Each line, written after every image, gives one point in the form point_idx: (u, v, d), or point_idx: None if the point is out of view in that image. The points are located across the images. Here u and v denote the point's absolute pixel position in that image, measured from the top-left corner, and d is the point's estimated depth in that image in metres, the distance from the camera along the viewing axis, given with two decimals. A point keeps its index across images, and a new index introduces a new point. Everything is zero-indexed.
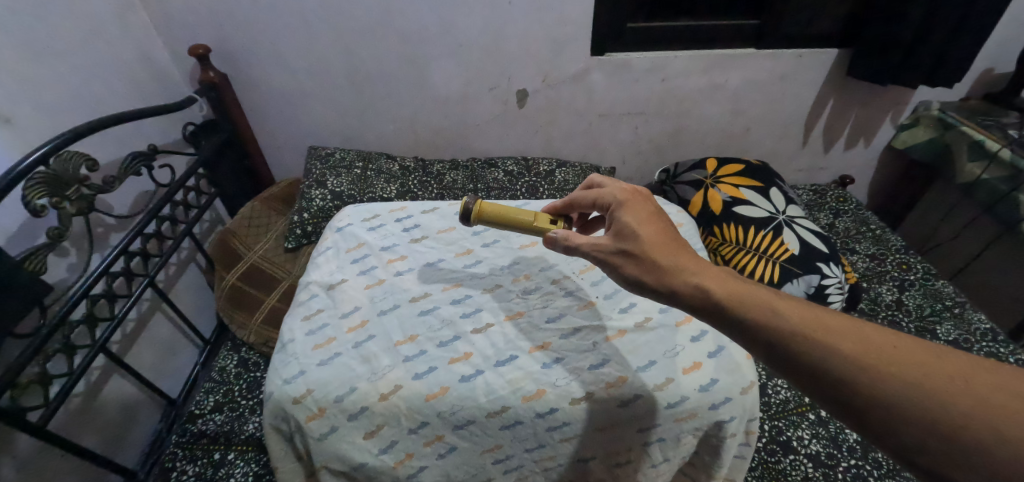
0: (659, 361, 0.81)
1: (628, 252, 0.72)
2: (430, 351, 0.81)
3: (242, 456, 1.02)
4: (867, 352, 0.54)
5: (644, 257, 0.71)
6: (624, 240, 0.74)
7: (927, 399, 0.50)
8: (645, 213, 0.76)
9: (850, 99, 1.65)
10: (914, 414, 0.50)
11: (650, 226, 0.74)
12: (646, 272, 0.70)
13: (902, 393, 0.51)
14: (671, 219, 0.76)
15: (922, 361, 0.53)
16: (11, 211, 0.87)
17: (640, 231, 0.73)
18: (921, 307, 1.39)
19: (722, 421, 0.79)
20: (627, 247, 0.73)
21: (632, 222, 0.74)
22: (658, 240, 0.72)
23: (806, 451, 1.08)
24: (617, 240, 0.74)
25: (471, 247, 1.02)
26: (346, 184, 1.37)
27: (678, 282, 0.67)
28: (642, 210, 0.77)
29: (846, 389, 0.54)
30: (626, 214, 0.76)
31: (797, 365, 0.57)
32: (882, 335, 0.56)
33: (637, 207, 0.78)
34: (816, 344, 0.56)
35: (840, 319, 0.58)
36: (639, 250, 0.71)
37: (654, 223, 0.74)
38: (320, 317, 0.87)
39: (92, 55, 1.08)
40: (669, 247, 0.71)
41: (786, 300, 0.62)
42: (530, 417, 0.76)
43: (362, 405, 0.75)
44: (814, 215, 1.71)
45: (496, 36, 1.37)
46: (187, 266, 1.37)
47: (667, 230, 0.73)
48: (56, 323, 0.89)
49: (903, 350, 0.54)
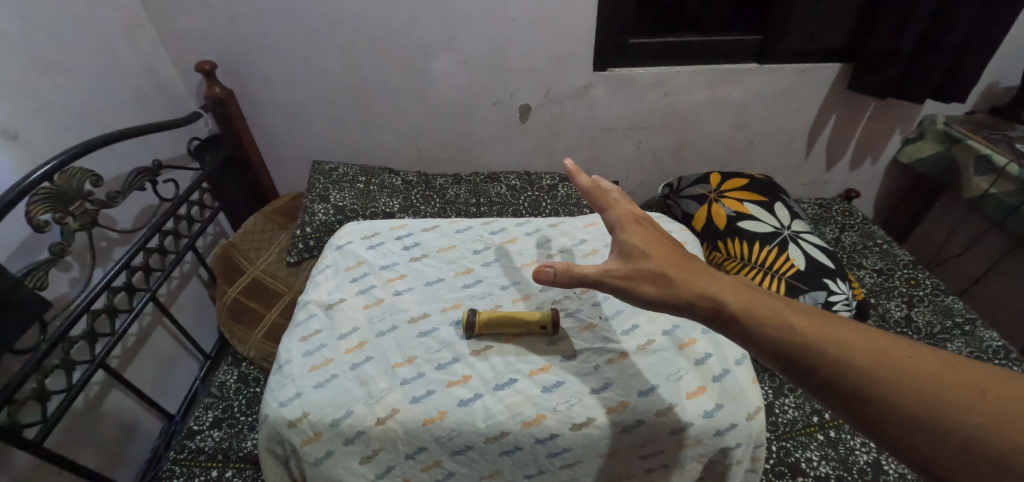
0: (662, 385, 0.79)
1: (636, 269, 0.71)
2: (428, 374, 0.80)
3: (239, 474, 1.00)
4: (880, 362, 0.53)
5: (657, 275, 0.69)
6: (631, 258, 0.72)
7: (940, 410, 0.49)
8: (649, 233, 0.75)
9: (856, 113, 1.64)
10: (928, 425, 0.49)
11: (657, 246, 0.73)
12: (657, 291, 0.69)
13: (915, 405, 0.50)
14: (674, 240, 0.75)
15: (937, 372, 0.51)
16: (15, 227, 0.88)
17: (648, 250, 0.72)
18: (931, 325, 1.37)
19: (728, 448, 0.77)
20: (635, 264, 0.71)
21: (638, 241, 0.73)
22: (666, 258, 0.71)
23: (815, 473, 1.05)
24: (623, 260, 0.72)
25: (472, 266, 1.01)
26: (348, 199, 1.37)
27: (690, 298, 0.66)
28: (642, 229, 0.76)
29: (859, 401, 0.52)
30: (630, 234, 0.75)
31: (810, 376, 0.56)
32: (896, 346, 0.54)
33: (636, 225, 0.77)
34: (829, 354, 0.55)
35: (855, 330, 0.56)
36: (648, 268, 0.70)
37: (657, 242, 0.74)
38: (318, 337, 0.86)
39: (100, 71, 1.10)
40: (677, 265, 0.70)
41: (798, 310, 0.61)
42: (530, 443, 0.75)
43: (358, 429, 0.74)
44: (819, 230, 1.70)
45: (497, 52, 1.38)
46: (190, 280, 1.37)
47: (672, 248, 0.73)
48: (56, 339, 0.89)
49: (916, 360, 0.52)
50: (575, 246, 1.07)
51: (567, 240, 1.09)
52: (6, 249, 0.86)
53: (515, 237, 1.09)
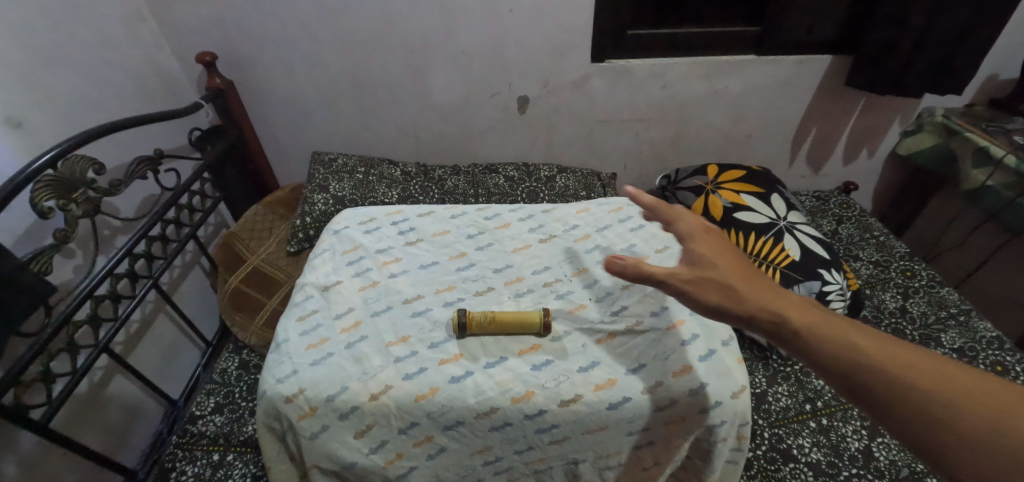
0: (649, 364, 0.81)
1: (704, 278, 0.69)
2: (421, 352, 0.82)
3: (240, 457, 1.02)
4: (953, 390, 0.53)
5: (723, 284, 0.68)
6: (700, 267, 0.70)
7: (1014, 444, 0.49)
8: (717, 244, 0.73)
9: (854, 105, 1.64)
10: (1001, 458, 0.49)
11: (725, 256, 0.71)
12: (724, 300, 0.67)
13: (988, 437, 0.50)
14: (741, 249, 0.73)
15: (1014, 406, 0.51)
16: (20, 213, 0.90)
17: (718, 261, 0.70)
18: (925, 315, 1.38)
19: (713, 425, 0.78)
20: (703, 273, 0.69)
21: (708, 251, 0.71)
22: (734, 270, 0.69)
23: (806, 459, 1.07)
24: (690, 267, 0.71)
25: (466, 250, 1.03)
26: (348, 189, 1.39)
27: (757, 310, 0.65)
28: (711, 238, 0.74)
29: (928, 425, 0.52)
30: (700, 245, 0.72)
31: (874, 396, 0.55)
32: (970, 375, 0.54)
33: (704, 232, 0.75)
34: (900, 375, 0.55)
35: (927, 356, 0.56)
36: (715, 278, 0.69)
37: (725, 253, 0.72)
38: (314, 318, 0.88)
39: (102, 61, 1.11)
40: (745, 277, 0.69)
41: (866, 330, 0.60)
42: (519, 419, 0.77)
43: (352, 404, 0.76)
44: (816, 222, 1.71)
45: (496, 43, 1.39)
46: (191, 269, 1.39)
47: (740, 261, 0.71)
48: (61, 322, 0.91)
49: (991, 392, 0.52)
50: (567, 232, 1.09)
51: (560, 226, 1.10)
52: (12, 235, 0.88)
53: (509, 222, 1.11)
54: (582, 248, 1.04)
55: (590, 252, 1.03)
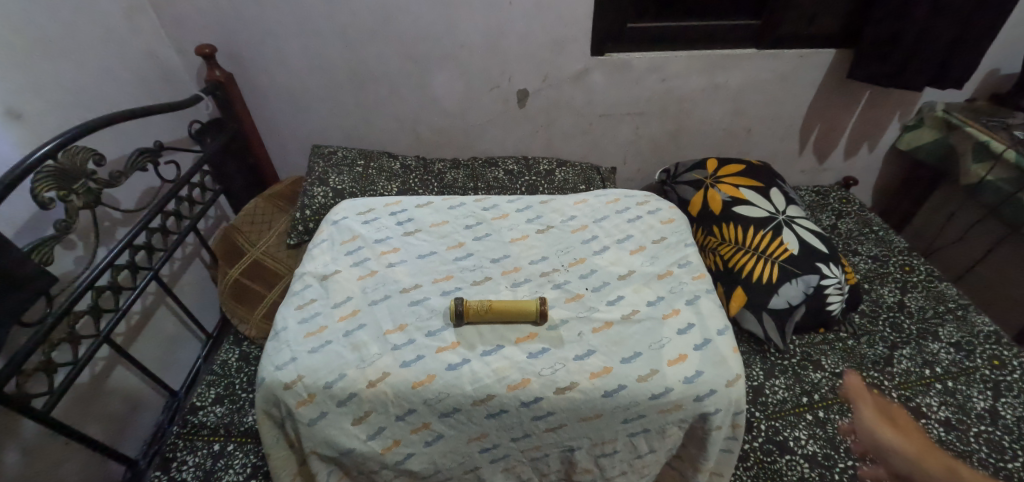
0: (645, 352, 0.82)
1: (886, 447, 0.79)
2: (418, 340, 0.83)
3: (241, 447, 1.03)
4: None
5: (896, 442, 0.78)
6: (897, 436, 0.79)
7: None
8: (883, 406, 0.85)
9: (854, 100, 1.64)
10: None
11: (914, 437, 0.78)
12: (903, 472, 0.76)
13: None
14: (917, 427, 0.81)
15: None
16: (21, 203, 0.90)
17: (888, 419, 0.83)
18: (923, 309, 1.38)
19: (707, 413, 0.79)
20: (887, 442, 0.79)
21: (884, 408, 0.85)
22: (918, 443, 0.77)
23: (803, 451, 1.07)
24: (889, 423, 0.82)
25: (464, 241, 1.03)
26: (348, 182, 1.39)
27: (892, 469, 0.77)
28: (885, 406, 0.85)
29: None
30: (882, 406, 0.85)
31: None
32: None
33: (889, 413, 0.84)
34: None
35: None
36: (893, 445, 0.78)
37: (903, 426, 0.81)
38: (313, 306, 0.88)
39: (102, 54, 1.11)
40: (929, 447, 0.77)
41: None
42: (515, 406, 0.77)
43: (350, 391, 0.76)
44: (816, 217, 1.71)
45: (495, 36, 1.38)
46: (192, 261, 1.40)
47: (922, 440, 0.78)
48: (62, 312, 0.91)
49: None
50: (564, 223, 1.09)
51: (558, 217, 1.11)
52: (13, 225, 0.89)
53: (507, 213, 1.11)
54: (580, 239, 1.05)
55: (587, 243, 1.04)
